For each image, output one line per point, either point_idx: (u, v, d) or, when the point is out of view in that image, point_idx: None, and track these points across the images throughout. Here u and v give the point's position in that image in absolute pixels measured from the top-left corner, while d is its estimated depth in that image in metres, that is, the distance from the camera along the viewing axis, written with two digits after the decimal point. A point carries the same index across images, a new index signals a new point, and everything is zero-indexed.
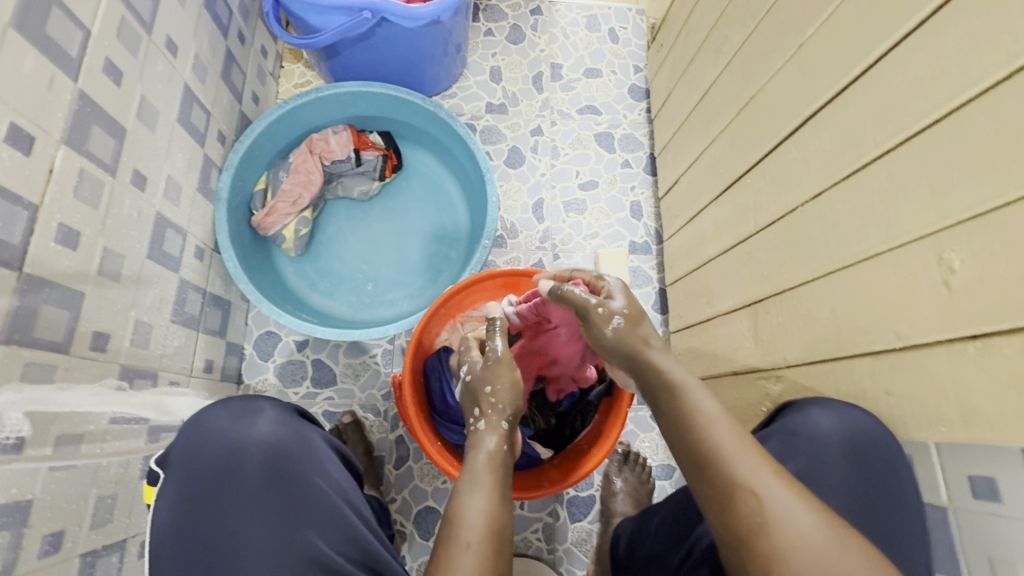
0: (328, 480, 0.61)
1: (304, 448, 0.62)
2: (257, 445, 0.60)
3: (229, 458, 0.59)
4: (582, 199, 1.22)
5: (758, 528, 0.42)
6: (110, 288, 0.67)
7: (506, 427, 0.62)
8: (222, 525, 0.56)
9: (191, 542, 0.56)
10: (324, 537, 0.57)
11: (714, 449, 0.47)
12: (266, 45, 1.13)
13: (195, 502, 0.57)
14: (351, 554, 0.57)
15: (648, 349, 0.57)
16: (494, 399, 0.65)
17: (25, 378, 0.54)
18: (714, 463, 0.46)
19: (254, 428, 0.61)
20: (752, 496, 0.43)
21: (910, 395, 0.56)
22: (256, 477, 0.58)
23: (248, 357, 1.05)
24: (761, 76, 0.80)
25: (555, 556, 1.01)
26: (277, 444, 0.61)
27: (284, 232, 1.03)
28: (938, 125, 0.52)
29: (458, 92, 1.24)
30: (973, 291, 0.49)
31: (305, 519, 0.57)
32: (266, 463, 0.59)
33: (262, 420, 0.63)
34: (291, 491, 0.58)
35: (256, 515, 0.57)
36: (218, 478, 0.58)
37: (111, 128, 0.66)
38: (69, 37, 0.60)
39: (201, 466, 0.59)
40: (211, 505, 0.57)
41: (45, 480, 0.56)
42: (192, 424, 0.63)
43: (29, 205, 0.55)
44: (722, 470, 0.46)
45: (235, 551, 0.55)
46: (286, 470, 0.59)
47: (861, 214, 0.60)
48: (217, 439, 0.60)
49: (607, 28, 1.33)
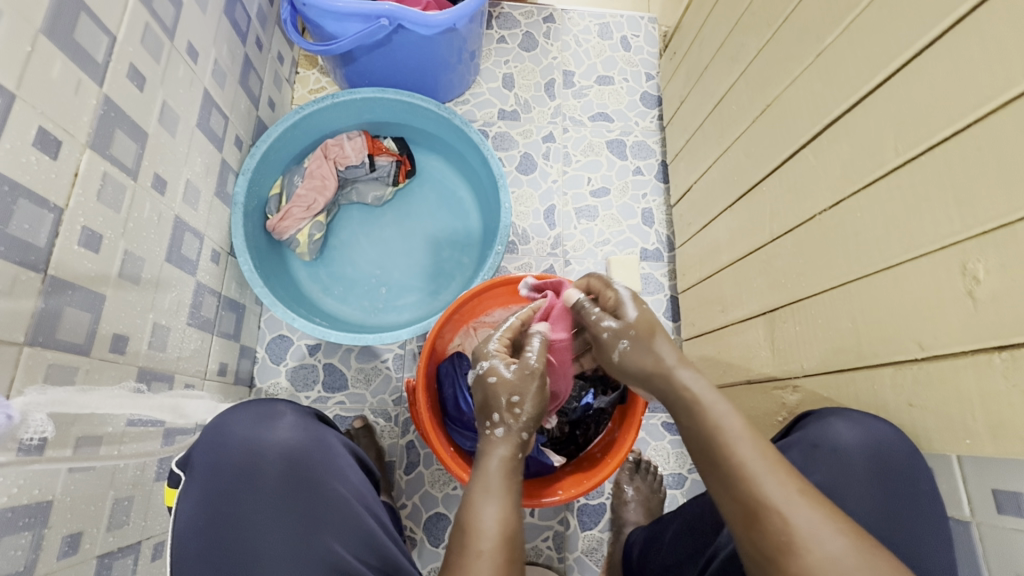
0: (347, 485, 0.61)
1: (325, 452, 0.62)
2: (278, 450, 0.60)
3: (250, 463, 0.59)
4: (593, 205, 1.22)
5: (784, 548, 0.43)
6: (130, 291, 0.68)
7: (524, 435, 0.58)
8: (244, 529, 0.56)
9: (214, 544, 0.56)
10: (345, 543, 0.57)
11: (737, 467, 0.47)
12: (282, 52, 1.14)
13: (217, 505, 0.57)
14: (371, 560, 0.57)
15: (674, 364, 0.55)
16: (519, 407, 0.59)
17: (48, 380, 0.55)
18: (738, 478, 0.47)
19: (274, 433, 0.61)
20: (779, 517, 0.44)
21: (933, 407, 0.56)
22: (278, 482, 0.58)
23: (261, 360, 1.05)
24: (777, 85, 0.80)
25: (565, 564, 1.01)
26: (297, 449, 0.61)
27: (298, 237, 1.03)
28: (962, 135, 0.51)
29: (471, 98, 1.25)
30: (997, 302, 0.48)
31: (325, 524, 0.57)
32: (288, 467, 0.59)
33: (283, 424, 0.63)
34: (311, 496, 0.58)
35: (278, 520, 0.57)
36: (241, 482, 0.58)
37: (134, 133, 0.67)
38: (96, 43, 0.61)
39: (223, 469, 0.59)
40: (233, 509, 0.57)
41: (65, 481, 0.57)
42: (213, 427, 0.63)
43: (55, 208, 0.56)
44: (745, 485, 0.46)
45: (255, 557, 0.55)
46: (308, 475, 0.59)
47: (881, 225, 0.60)
48: (239, 443, 0.60)
49: (620, 36, 1.34)
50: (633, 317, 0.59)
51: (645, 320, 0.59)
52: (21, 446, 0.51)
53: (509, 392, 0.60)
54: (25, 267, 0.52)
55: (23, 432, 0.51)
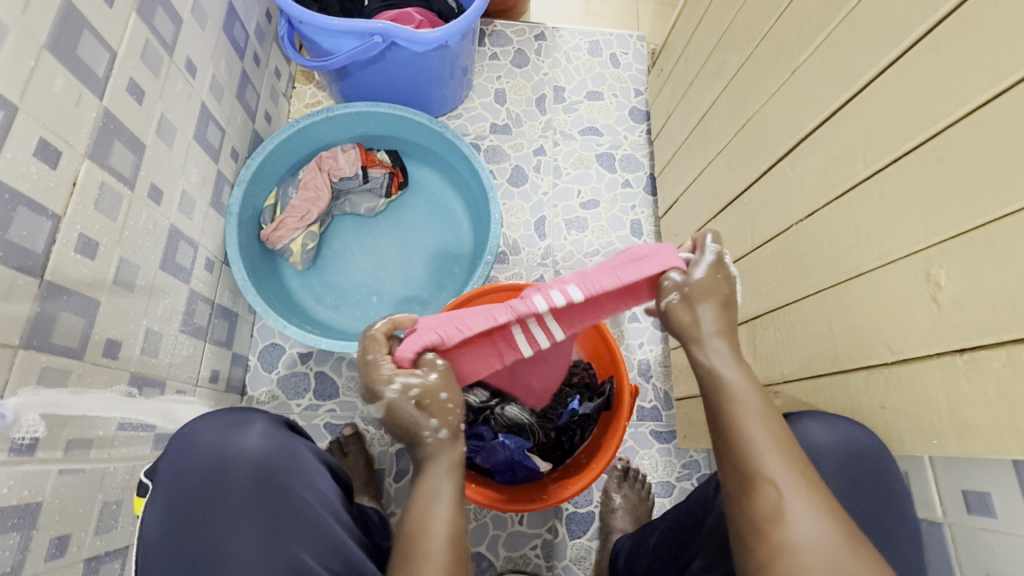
0: (313, 492, 0.61)
1: (291, 460, 0.62)
2: (245, 458, 0.60)
3: (215, 469, 0.59)
4: (583, 217, 1.25)
5: (773, 517, 0.43)
6: (124, 296, 0.69)
7: (462, 422, 0.56)
8: (204, 535, 0.57)
9: (177, 550, 0.56)
10: (306, 546, 0.57)
11: (744, 441, 0.47)
12: (280, 67, 1.17)
13: (181, 511, 0.58)
14: (334, 565, 0.57)
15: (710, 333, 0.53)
16: (446, 399, 0.55)
17: (42, 382, 0.56)
18: (745, 453, 0.46)
19: (243, 440, 0.61)
20: (774, 489, 0.44)
21: (902, 409, 0.57)
22: (241, 488, 0.59)
23: (253, 368, 1.07)
24: (756, 101, 0.83)
25: (554, 572, 1.01)
26: (264, 456, 0.61)
27: (291, 246, 1.05)
28: (924, 148, 0.54)
29: (464, 112, 1.29)
30: (957, 307, 0.50)
31: (290, 530, 0.58)
32: (254, 474, 0.59)
33: (251, 431, 0.63)
34: (276, 503, 0.58)
35: (240, 525, 0.57)
36: (204, 490, 0.59)
37: (132, 144, 0.69)
38: (97, 58, 0.63)
39: (187, 477, 0.59)
40: (196, 515, 0.58)
41: (54, 484, 0.58)
42: (181, 435, 0.63)
43: (53, 216, 0.58)
44: (752, 459, 0.46)
45: (221, 560, 0.56)
46: (273, 482, 0.59)
47: (852, 234, 0.63)
48: (205, 450, 0.61)
49: (609, 53, 1.38)
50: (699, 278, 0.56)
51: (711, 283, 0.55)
52: (13, 446, 0.52)
53: (414, 391, 0.55)
54: (22, 271, 0.54)
55: (16, 431, 0.53)
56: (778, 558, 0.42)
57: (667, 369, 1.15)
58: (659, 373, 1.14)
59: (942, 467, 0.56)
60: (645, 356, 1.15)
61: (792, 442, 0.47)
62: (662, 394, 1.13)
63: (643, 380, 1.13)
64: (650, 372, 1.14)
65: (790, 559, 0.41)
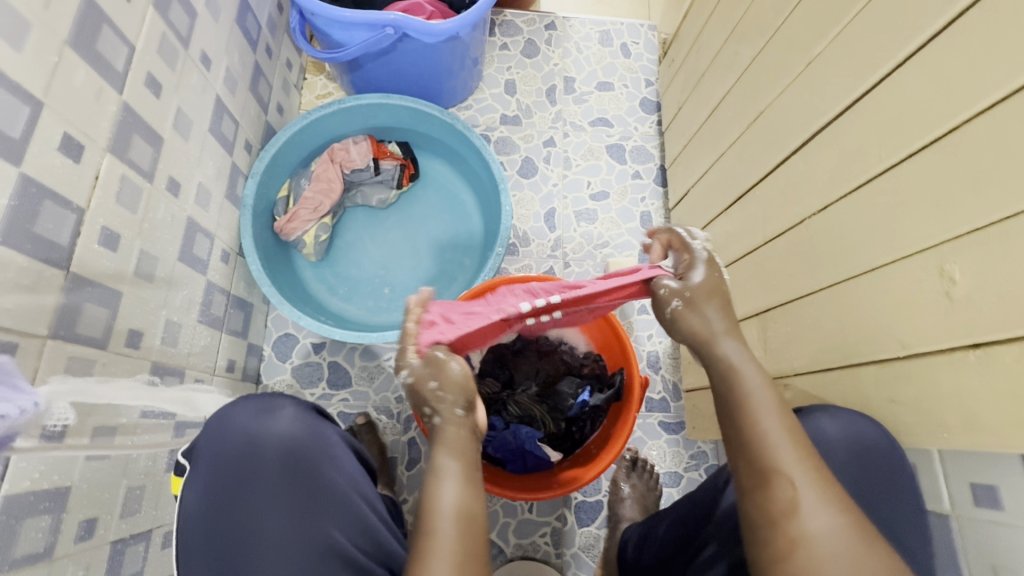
0: (342, 474, 0.62)
1: (322, 443, 0.63)
2: (277, 441, 0.62)
3: (248, 451, 0.61)
4: (593, 208, 1.25)
5: (805, 509, 0.43)
6: (145, 288, 0.71)
7: (460, 412, 0.55)
8: (239, 515, 0.59)
9: (213, 528, 0.58)
10: (337, 526, 0.59)
11: (759, 435, 0.47)
12: (291, 59, 1.17)
13: (216, 491, 0.60)
14: (364, 545, 0.59)
15: (722, 332, 0.54)
16: (438, 390, 0.55)
17: (69, 371, 0.58)
18: (756, 446, 0.47)
19: (274, 425, 0.63)
20: (788, 485, 0.44)
21: (911, 403, 0.58)
22: (275, 470, 0.60)
23: (267, 358, 1.08)
24: (768, 93, 0.83)
25: (562, 559, 1.03)
26: (295, 440, 0.62)
27: (304, 238, 1.06)
28: (940, 143, 0.54)
29: (474, 104, 1.29)
30: (970, 303, 0.51)
31: (321, 511, 0.59)
32: (286, 457, 0.61)
33: (281, 416, 0.64)
34: (308, 484, 0.60)
35: (274, 505, 0.59)
36: (238, 471, 0.60)
37: (150, 138, 0.70)
38: (116, 53, 0.64)
39: (222, 459, 0.61)
40: (231, 495, 0.59)
41: (82, 469, 0.60)
42: (215, 418, 0.64)
43: (77, 209, 0.59)
44: (764, 452, 0.46)
45: (253, 540, 0.58)
46: (305, 465, 0.61)
47: (865, 229, 0.63)
48: (238, 433, 0.62)
49: (620, 43, 1.36)
50: (698, 280, 0.58)
51: (712, 283, 0.57)
52: (45, 433, 0.54)
53: (429, 382, 0.56)
54: (49, 264, 0.55)
55: (47, 419, 0.54)
56: (793, 552, 0.42)
57: (676, 361, 1.16)
58: (668, 365, 1.15)
59: (951, 461, 0.56)
60: (654, 348, 1.16)
61: (803, 436, 0.48)
62: (670, 385, 1.14)
63: (652, 371, 1.15)
64: (659, 364, 1.16)
65: (808, 554, 0.42)
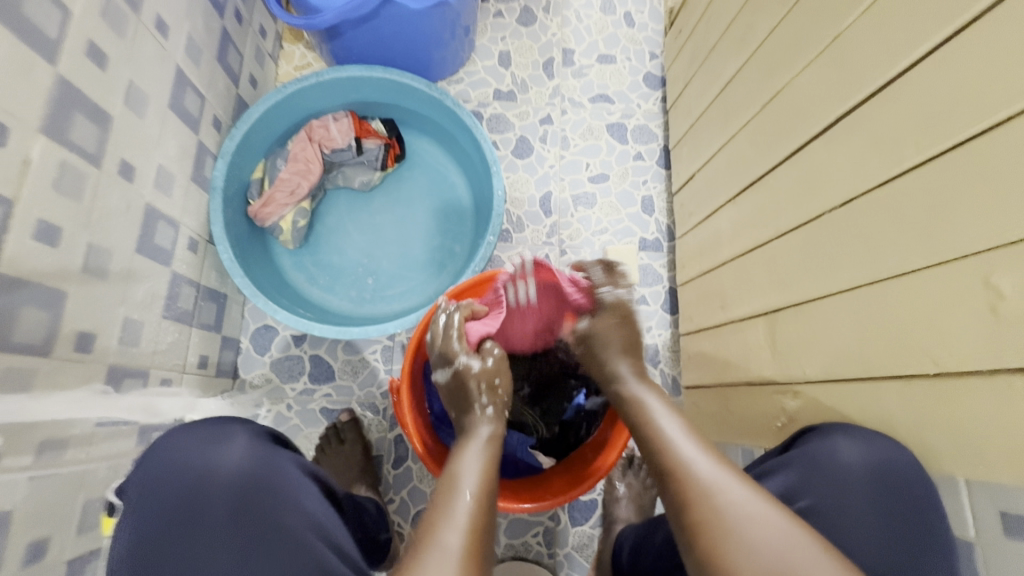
0: (297, 512, 0.56)
1: (274, 477, 0.58)
2: (223, 476, 0.56)
3: (192, 488, 0.55)
4: (591, 192, 1.18)
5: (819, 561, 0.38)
6: (97, 285, 0.64)
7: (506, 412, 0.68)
8: (179, 560, 0.53)
9: None
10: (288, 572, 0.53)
11: (650, 428, 0.57)
12: (265, 25, 1.07)
13: (154, 534, 0.54)
14: None
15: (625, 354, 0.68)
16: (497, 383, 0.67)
17: (3, 384, 0.52)
18: (652, 434, 0.56)
19: (222, 457, 0.57)
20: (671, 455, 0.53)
21: (939, 423, 0.52)
22: (220, 509, 0.55)
23: (245, 351, 1.02)
24: (787, 70, 0.75)
25: (555, 559, 1.00)
26: (244, 474, 0.57)
27: (281, 224, 0.98)
28: (990, 134, 0.46)
29: (465, 77, 1.19)
30: (1017, 319, 0.45)
31: (272, 555, 0.53)
32: (233, 494, 0.55)
33: (231, 447, 0.59)
34: (257, 525, 0.54)
35: (219, 550, 0.53)
36: (180, 510, 0.55)
37: (96, 116, 0.63)
38: (47, 17, 0.55)
39: (163, 496, 0.55)
40: (171, 538, 0.54)
41: (27, 489, 0.54)
42: (157, 450, 0.59)
43: (5, 200, 0.52)
44: (656, 437, 0.56)
45: None
46: (254, 502, 0.55)
47: (895, 228, 0.56)
48: (181, 467, 0.57)
49: (623, 11, 1.26)
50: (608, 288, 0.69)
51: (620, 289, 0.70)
52: None
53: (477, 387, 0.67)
54: None
55: None
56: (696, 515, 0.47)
57: (675, 355, 1.11)
58: (667, 359, 1.11)
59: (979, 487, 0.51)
60: (653, 341, 1.12)
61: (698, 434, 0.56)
62: (669, 380, 1.10)
63: (651, 366, 1.10)
64: (658, 358, 1.11)
65: None
